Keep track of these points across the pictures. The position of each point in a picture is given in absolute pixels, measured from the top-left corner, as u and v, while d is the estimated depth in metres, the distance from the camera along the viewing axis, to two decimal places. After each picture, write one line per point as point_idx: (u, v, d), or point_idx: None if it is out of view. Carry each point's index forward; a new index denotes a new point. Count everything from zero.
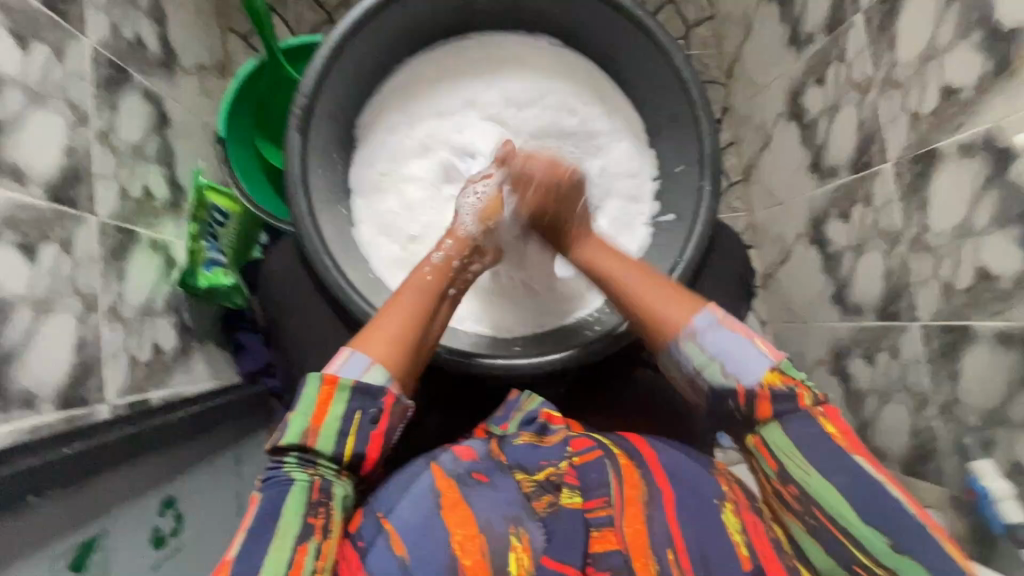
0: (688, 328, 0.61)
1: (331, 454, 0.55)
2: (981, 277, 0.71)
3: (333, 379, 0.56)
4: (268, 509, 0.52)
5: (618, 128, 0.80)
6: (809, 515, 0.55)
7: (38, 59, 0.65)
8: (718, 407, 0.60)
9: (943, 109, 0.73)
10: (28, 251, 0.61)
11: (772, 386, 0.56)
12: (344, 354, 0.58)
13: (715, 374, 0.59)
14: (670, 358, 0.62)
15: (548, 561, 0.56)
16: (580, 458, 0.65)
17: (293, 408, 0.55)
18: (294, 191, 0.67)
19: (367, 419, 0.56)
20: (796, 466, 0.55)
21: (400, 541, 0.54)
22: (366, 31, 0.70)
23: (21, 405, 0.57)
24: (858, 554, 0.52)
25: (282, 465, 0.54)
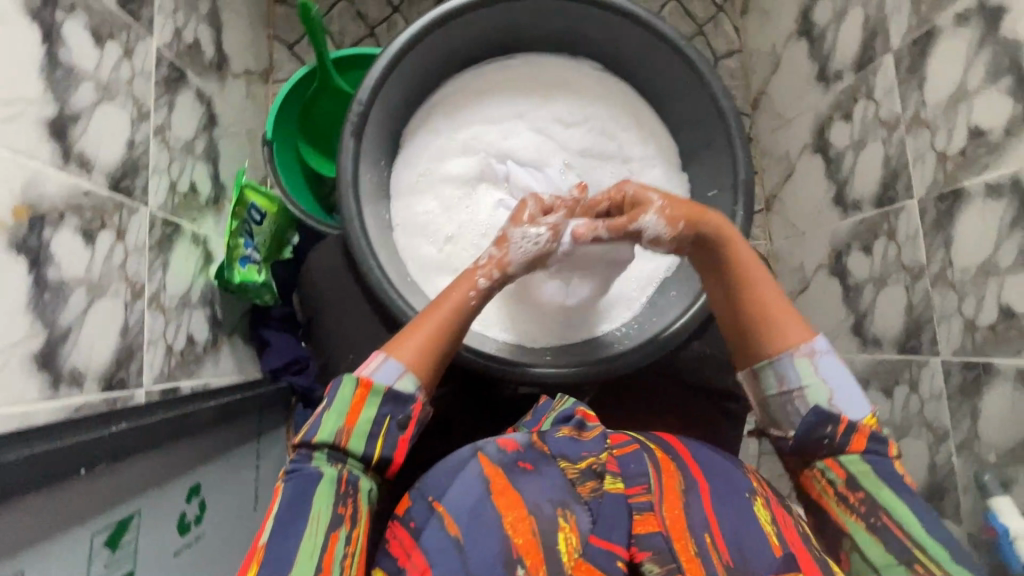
0: (806, 347, 0.60)
1: (362, 453, 0.54)
2: (1004, 315, 0.72)
3: (367, 383, 0.56)
4: (295, 500, 0.51)
5: (653, 152, 0.83)
6: (873, 517, 0.54)
7: (110, 56, 0.69)
8: (810, 434, 0.58)
9: (970, 150, 0.75)
10: (88, 236, 0.63)
11: (871, 427, 0.57)
12: (379, 357, 0.57)
13: (819, 400, 0.58)
14: (770, 367, 0.61)
15: (595, 540, 0.50)
16: (619, 450, 0.58)
17: (326, 406, 0.54)
18: (343, 191, 0.69)
19: (395, 425, 0.55)
20: (870, 479, 0.55)
21: (452, 522, 0.51)
22: (426, 43, 0.74)
23: (69, 383, 0.59)
24: (917, 550, 0.52)
25: (310, 460, 0.53)
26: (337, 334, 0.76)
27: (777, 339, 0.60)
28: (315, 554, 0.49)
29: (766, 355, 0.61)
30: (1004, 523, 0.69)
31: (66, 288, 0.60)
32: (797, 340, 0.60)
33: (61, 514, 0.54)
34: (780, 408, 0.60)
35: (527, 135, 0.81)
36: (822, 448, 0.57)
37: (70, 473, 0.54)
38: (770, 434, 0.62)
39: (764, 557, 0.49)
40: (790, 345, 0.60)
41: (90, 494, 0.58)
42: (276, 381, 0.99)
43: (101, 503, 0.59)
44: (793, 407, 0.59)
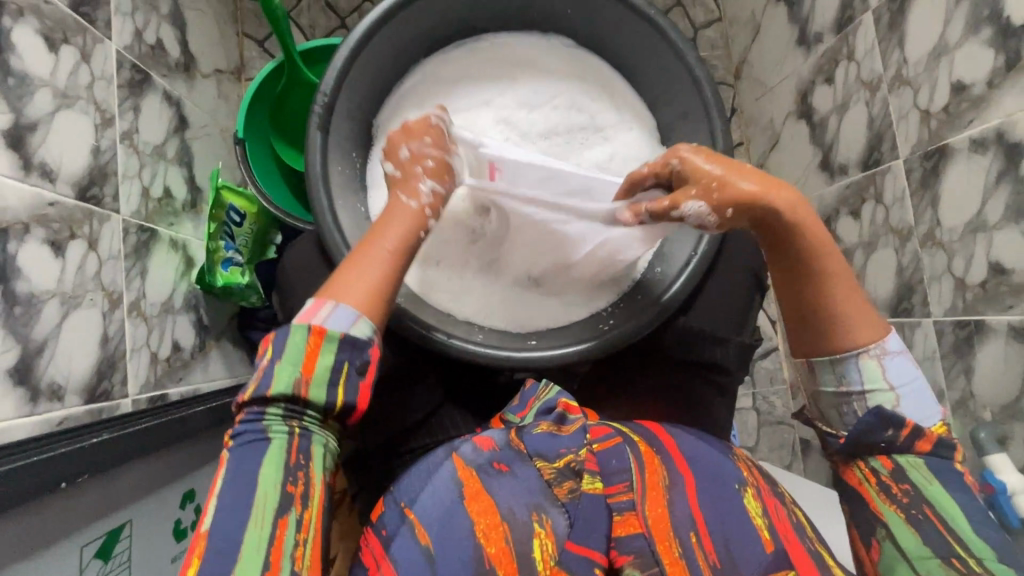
0: (879, 348, 0.57)
1: (322, 403, 0.50)
2: (994, 271, 0.71)
3: (321, 330, 0.50)
4: (239, 475, 0.48)
5: (626, 119, 0.81)
6: (916, 510, 0.53)
7: (68, 62, 0.67)
8: (868, 435, 0.56)
9: (953, 106, 0.74)
10: (58, 248, 0.62)
11: (939, 435, 0.55)
12: (330, 304, 0.52)
13: (881, 403, 0.57)
14: (833, 368, 0.58)
15: (572, 547, 0.49)
16: (599, 444, 0.56)
17: (278, 357, 0.49)
18: (313, 184, 0.67)
19: (355, 371, 0.51)
20: (918, 471, 0.54)
21: (424, 531, 0.51)
22: (380, 37, 0.71)
23: (49, 397, 0.59)
24: (957, 546, 0.51)
25: (263, 418, 0.49)
26: None
27: (845, 338, 0.58)
28: (260, 535, 0.46)
29: (829, 351, 0.58)
30: (1000, 479, 0.69)
31: (36, 302, 0.59)
32: (869, 341, 0.57)
33: (48, 530, 0.54)
34: (836, 407, 0.59)
35: (491, 127, 0.78)
36: (876, 448, 0.56)
37: (52, 488, 0.53)
38: (817, 427, 0.61)
39: (754, 553, 0.49)
40: (859, 346, 0.57)
41: (78, 507, 0.57)
42: None
43: (89, 515, 0.58)
44: (853, 407, 0.58)
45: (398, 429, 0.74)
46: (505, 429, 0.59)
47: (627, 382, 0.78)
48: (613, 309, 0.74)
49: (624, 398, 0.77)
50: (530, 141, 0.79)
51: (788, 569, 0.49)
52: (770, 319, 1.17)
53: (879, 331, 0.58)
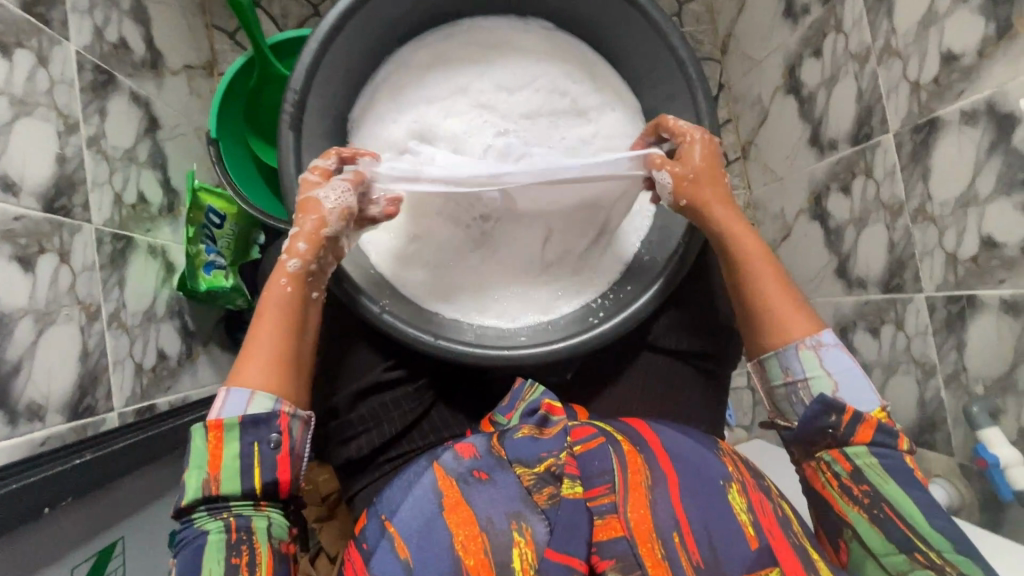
0: (812, 340, 0.59)
1: (240, 492, 0.52)
2: (985, 245, 0.70)
3: (217, 423, 0.53)
4: (185, 568, 0.49)
5: (607, 100, 0.79)
6: (877, 508, 0.54)
7: (23, 67, 0.64)
8: (814, 421, 0.58)
9: (943, 77, 0.72)
10: (27, 264, 0.60)
11: (879, 419, 0.56)
12: (222, 393, 0.55)
13: (822, 390, 0.58)
14: (775, 359, 0.60)
15: (551, 555, 0.49)
16: (580, 446, 0.57)
17: (186, 466, 0.52)
18: (288, 188, 0.65)
19: (267, 446, 0.53)
20: (876, 471, 0.54)
21: (403, 544, 0.50)
22: (353, 25, 0.69)
23: (29, 418, 0.57)
24: (919, 541, 0.51)
25: (193, 522, 0.51)
26: None
27: (781, 334, 0.60)
28: None
29: (770, 347, 0.61)
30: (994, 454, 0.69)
31: (9, 320, 0.57)
32: (803, 334, 0.60)
33: (39, 552, 0.53)
34: (784, 399, 0.61)
35: (470, 112, 0.76)
36: (825, 437, 0.57)
37: (36, 513, 0.52)
38: (777, 426, 0.62)
39: (738, 551, 0.49)
40: (794, 339, 0.60)
41: (66, 528, 0.56)
42: None
43: (79, 534, 0.58)
44: (798, 397, 0.60)
45: (388, 434, 0.73)
46: (488, 436, 0.60)
47: (619, 374, 0.77)
48: (603, 301, 0.74)
49: (617, 390, 0.77)
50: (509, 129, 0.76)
51: (773, 566, 0.48)
52: None
53: (814, 324, 0.60)
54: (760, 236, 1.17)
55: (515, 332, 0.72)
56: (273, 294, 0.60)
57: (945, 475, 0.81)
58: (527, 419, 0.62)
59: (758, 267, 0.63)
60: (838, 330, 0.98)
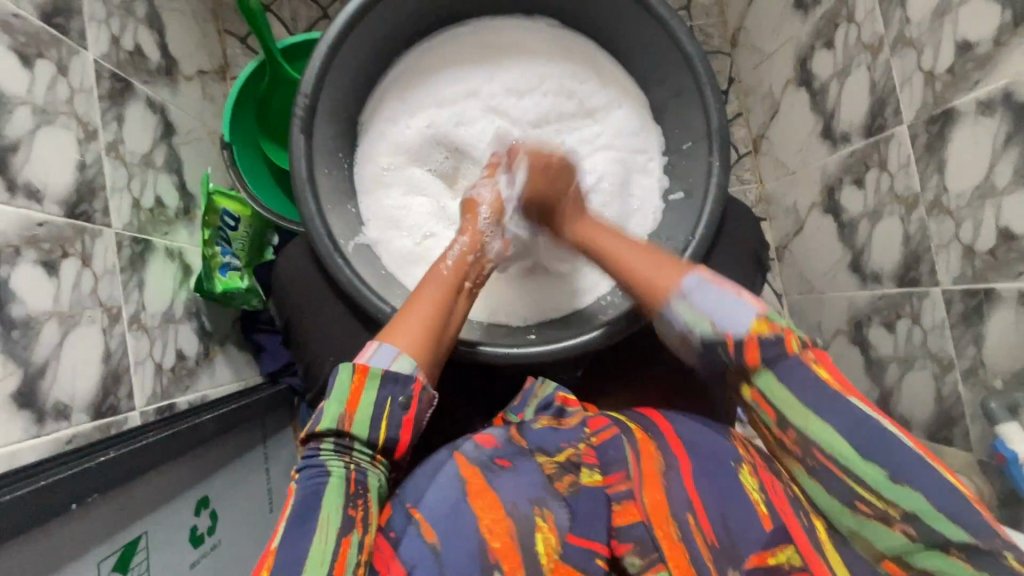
0: (677, 290, 0.56)
1: (365, 437, 0.52)
2: (1003, 237, 0.69)
3: (363, 368, 0.53)
4: (307, 502, 0.49)
5: (614, 98, 0.79)
6: (810, 457, 0.48)
7: (43, 77, 0.65)
8: (708, 357, 0.53)
9: (958, 66, 0.71)
10: (50, 268, 0.62)
11: (758, 333, 0.50)
12: (374, 344, 0.56)
13: (703, 328, 0.53)
14: (660, 318, 0.58)
15: (573, 540, 0.50)
16: (598, 438, 0.60)
17: (326, 397, 0.53)
18: (301, 192, 0.66)
19: (398, 405, 0.53)
20: (795, 412, 0.48)
21: (431, 529, 0.50)
22: (360, 30, 0.69)
23: (55, 417, 0.59)
24: (859, 488, 0.45)
25: (319, 453, 0.52)
26: (319, 337, 0.74)
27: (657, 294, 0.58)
28: (322, 555, 0.46)
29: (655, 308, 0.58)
30: (1012, 450, 0.68)
31: (34, 324, 0.59)
32: (669, 285, 0.57)
33: (63, 548, 0.55)
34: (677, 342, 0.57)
35: (480, 117, 0.77)
36: (723, 367, 0.53)
37: (63, 509, 0.54)
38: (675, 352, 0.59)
39: (751, 532, 0.47)
40: (662, 293, 0.57)
41: (90, 524, 0.58)
42: (276, 384, 1.00)
43: (105, 530, 0.59)
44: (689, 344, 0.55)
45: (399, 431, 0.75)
46: (506, 427, 0.63)
47: (630, 370, 0.78)
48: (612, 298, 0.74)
49: (627, 386, 0.77)
50: (516, 134, 0.77)
51: (789, 545, 0.46)
52: (776, 293, 1.16)
53: (679, 274, 0.57)
54: (773, 230, 1.16)
55: (525, 331, 0.73)
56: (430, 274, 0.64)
57: (964, 470, 0.79)
58: (544, 413, 0.65)
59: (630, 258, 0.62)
60: (854, 324, 0.97)
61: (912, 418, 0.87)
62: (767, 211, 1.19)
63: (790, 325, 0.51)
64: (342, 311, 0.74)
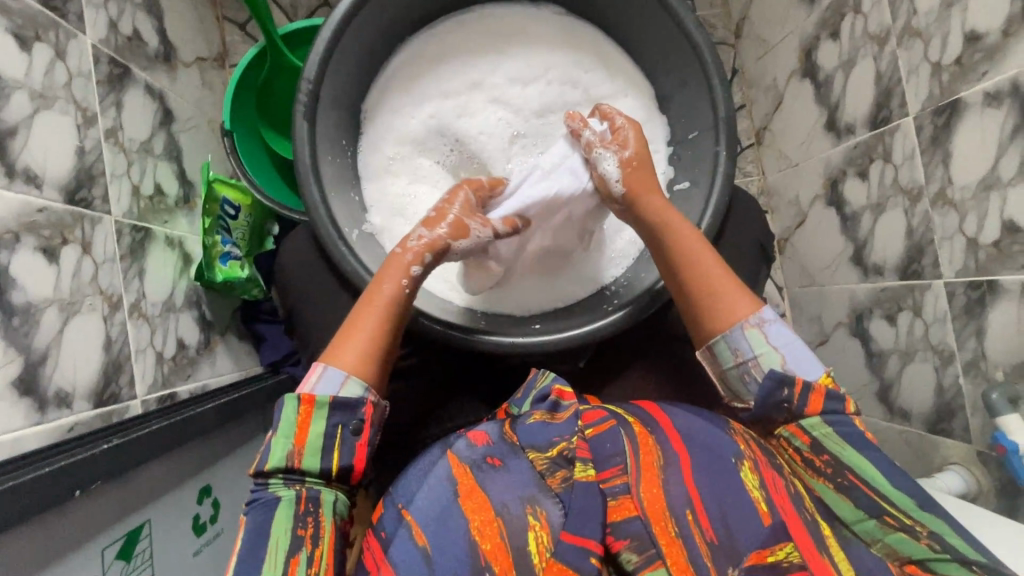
0: (755, 318, 0.58)
1: (318, 468, 0.52)
2: (1007, 230, 0.69)
3: (310, 398, 0.54)
4: (256, 531, 0.49)
5: (621, 88, 0.78)
6: (841, 477, 0.52)
7: (40, 61, 0.64)
8: (767, 401, 0.55)
9: (966, 57, 0.70)
10: (50, 254, 0.61)
11: (827, 386, 0.55)
12: (319, 369, 0.56)
13: (772, 365, 0.56)
14: (724, 342, 0.59)
15: (567, 538, 0.48)
16: (592, 430, 0.58)
17: (272, 432, 0.53)
18: (305, 178, 0.66)
19: (349, 431, 0.54)
20: (833, 442, 0.52)
21: (421, 531, 0.51)
22: (365, 15, 0.68)
23: (57, 405, 0.59)
24: (887, 505, 0.50)
25: (267, 487, 0.52)
26: (321, 327, 0.74)
27: (725, 316, 0.59)
28: None
29: (717, 331, 0.59)
30: (1012, 440, 0.69)
31: (35, 311, 0.58)
32: (746, 312, 0.58)
33: (68, 535, 0.55)
34: (736, 381, 0.59)
35: (484, 107, 0.77)
36: (781, 413, 0.55)
37: (67, 496, 0.53)
38: (734, 407, 0.61)
39: (750, 527, 0.48)
40: (739, 319, 0.58)
41: (95, 511, 0.58)
42: (277, 373, 0.99)
43: (109, 517, 0.59)
44: (751, 376, 0.57)
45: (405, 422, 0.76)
46: (499, 423, 0.62)
47: (632, 362, 0.79)
48: (616, 287, 0.75)
49: (630, 376, 0.78)
50: (521, 122, 0.77)
51: (788, 542, 0.46)
52: (776, 285, 1.16)
53: (754, 305, 0.59)
54: (775, 223, 1.16)
55: (529, 321, 0.73)
56: (383, 286, 0.61)
57: (962, 462, 0.80)
58: (539, 406, 0.63)
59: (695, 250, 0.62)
60: (855, 317, 0.98)
61: (912, 410, 0.88)
62: (770, 203, 1.18)
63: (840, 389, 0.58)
64: (345, 301, 0.74)
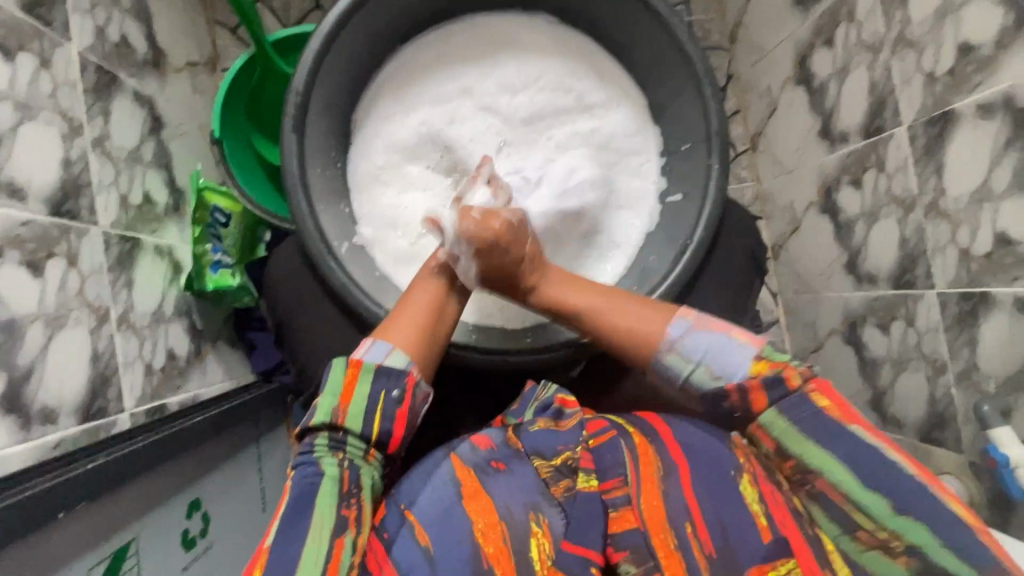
0: (666, 341, 0.56)
1: (359, 432, 0.53)
2: (999, 242, 0.69)
3: (357, 362, 0.55)
4: (301, 499, 0.49)
5: (614, 97, 0.77)
6: (811, 486, 0.50)
7: (24, 70, 0.63)
8: (715, 411, 0.55)
9: (959, 68, 0.70)
10: (35, 268, 0.61)
11: (760, 377, 0.52)
12: (367, 340, 0.58)
13: (704, 381, 0.55)
14: (655, 375, 0.58)
15: (569, 547, 0.50)
16: (594, 441, 0.58)
17: (321, 390, 0.54)
18: (293, 190, 0.66)
19: (392, 399, 0.54)
20: (795, 443, 0.50)
21: (423, 531, 0.50)
22: (353, 26, 0.68)
23: (42, 421, 0.58)
24: (860, 518, 0.48)
25: (314, 450, 0.52)
26: (312, 338, 0.74)
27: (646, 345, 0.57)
28: (317, 558, 0.46)
29: (645, 365, 0.58)
30: (1003, 454, 0.69)
31: (18, 326, 0.58)
32: (660, 335, 0.57)
33: (52, 556, 0.54)
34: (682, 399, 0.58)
35: (474, 113, 0.76)
36: (731, 422, 0.55)
37: (51, 519, 0.53)
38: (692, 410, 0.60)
39: (750, 544, 0.47)
40: (655, 354, 0.57)
41: (79, 531, 0.57)
42: (270, 381, 0.99)
43: (96, 534, 0.59)
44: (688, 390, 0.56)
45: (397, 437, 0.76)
46: (503, 429, 0.62)
47: (626, 375, 0.78)
48: None
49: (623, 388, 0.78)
50: (513, 130, 0.76)
51: (789, 558, 0.46)
52: (771, 292, 1.16)
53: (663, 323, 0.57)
54: (769, 229, 1.16)
55: (521, 334, 0.73)
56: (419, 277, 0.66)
57: (954, 472, 0.80)
58: (542, 414, 0.64)
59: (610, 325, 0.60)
60: (849, 325, 0.98)
61: (905, 418, 0.88)
62: (764, 209, 1.18)
63: (788, 359, 0.54)
64: (336, 313, 0.73)
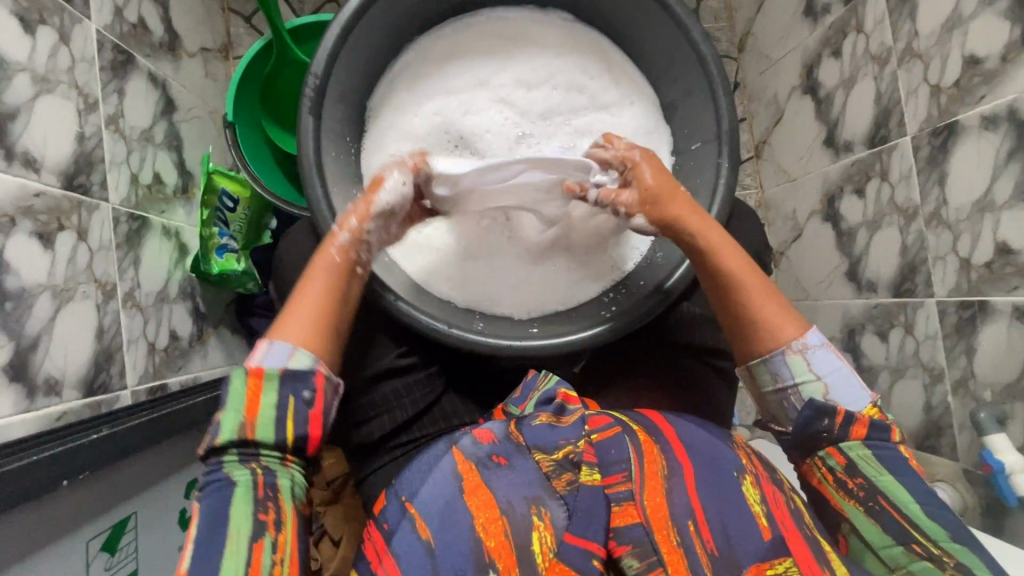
0: (799, 343, 0.58)
1: (273, 441, 0.52)
2: (999, 252, 0.70)
3: (258, 371, 0.53)
4: (212, 518, 0.49)
5: (627, 95, 0.79)
6: (872, 501, 0.54)
7: (44, 44, 0.64)
8: (808, 428, 0.57)
9: (965, 81, 0.71)
10: (45, 240, 0.61)
11: (870, 417, 0.56)
12: (263, 345, 0.55)
13: (813, 394, 0.58)
14: (764, 367, 0.60)
15: (571, 539, 0.48)
16: (598, 435, 0.56)
17: (222, 408, 0.52)
18: (307, 171, 0.66)
19: (302, 402, 0.53)
20: (868, 465, 0.54)
21: (424, 524, 0.50)
22: (375, 13, 0.68)
23: (46, 393, 0.58)
24: (916, 532, 0.52)
25: (221, 465, 0.51)
26: None
27: (771, 339, 0.59)
28: (235, 565, 0.47)
29: (762, 353, 0.59)
30: (999, 460, 0.70)
31: (28, 296, 0.58)
32: (792, 338, 0.59)
33: (52, 526, 0.54)
34: (776, 406, 0.60)
35: (490, 107, 0.77)
36: (821, 441, 0.57)
37: (52, 487, 0.53)
38: (772, 431, 0.61)
39: (752, 542, 0.48)
40: (783, 343, 0.59)
41: (78, 504, 0.57)
42: None
43: (93, 509, 0.59)
44: (790, 403, 0.59)
45: (399, 419, 0.75)
46: (506, 421, 0.59)
47: (623, 372, 0.80)
48: (614, 294, 0.75)
49: (625, 385, 0.79)
50: (528, 128, 0.77)
51: (788, 556, 0.47)
52: None
53: (800, 327, 0.59)
54: (771, 236, 1.17)
55: (526, 324, 0.73)
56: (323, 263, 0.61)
57: (949, 479, 0.81)
58: (544, 407, 0.61)
59: (759, 305, 0.60)
60: (847, 332, 0.98)
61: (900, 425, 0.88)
62: (766, 217, 1.19)
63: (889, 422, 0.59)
64: None
